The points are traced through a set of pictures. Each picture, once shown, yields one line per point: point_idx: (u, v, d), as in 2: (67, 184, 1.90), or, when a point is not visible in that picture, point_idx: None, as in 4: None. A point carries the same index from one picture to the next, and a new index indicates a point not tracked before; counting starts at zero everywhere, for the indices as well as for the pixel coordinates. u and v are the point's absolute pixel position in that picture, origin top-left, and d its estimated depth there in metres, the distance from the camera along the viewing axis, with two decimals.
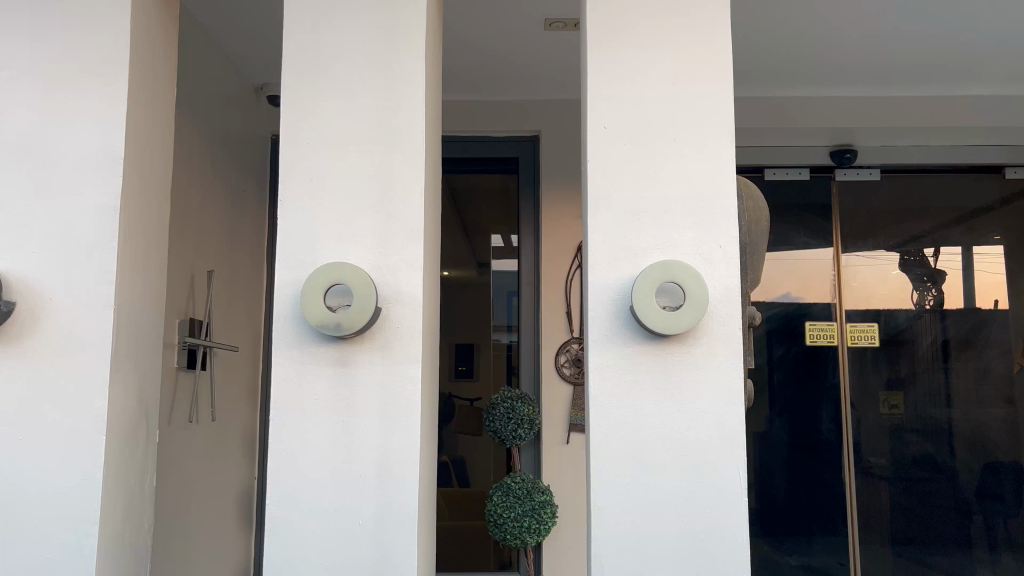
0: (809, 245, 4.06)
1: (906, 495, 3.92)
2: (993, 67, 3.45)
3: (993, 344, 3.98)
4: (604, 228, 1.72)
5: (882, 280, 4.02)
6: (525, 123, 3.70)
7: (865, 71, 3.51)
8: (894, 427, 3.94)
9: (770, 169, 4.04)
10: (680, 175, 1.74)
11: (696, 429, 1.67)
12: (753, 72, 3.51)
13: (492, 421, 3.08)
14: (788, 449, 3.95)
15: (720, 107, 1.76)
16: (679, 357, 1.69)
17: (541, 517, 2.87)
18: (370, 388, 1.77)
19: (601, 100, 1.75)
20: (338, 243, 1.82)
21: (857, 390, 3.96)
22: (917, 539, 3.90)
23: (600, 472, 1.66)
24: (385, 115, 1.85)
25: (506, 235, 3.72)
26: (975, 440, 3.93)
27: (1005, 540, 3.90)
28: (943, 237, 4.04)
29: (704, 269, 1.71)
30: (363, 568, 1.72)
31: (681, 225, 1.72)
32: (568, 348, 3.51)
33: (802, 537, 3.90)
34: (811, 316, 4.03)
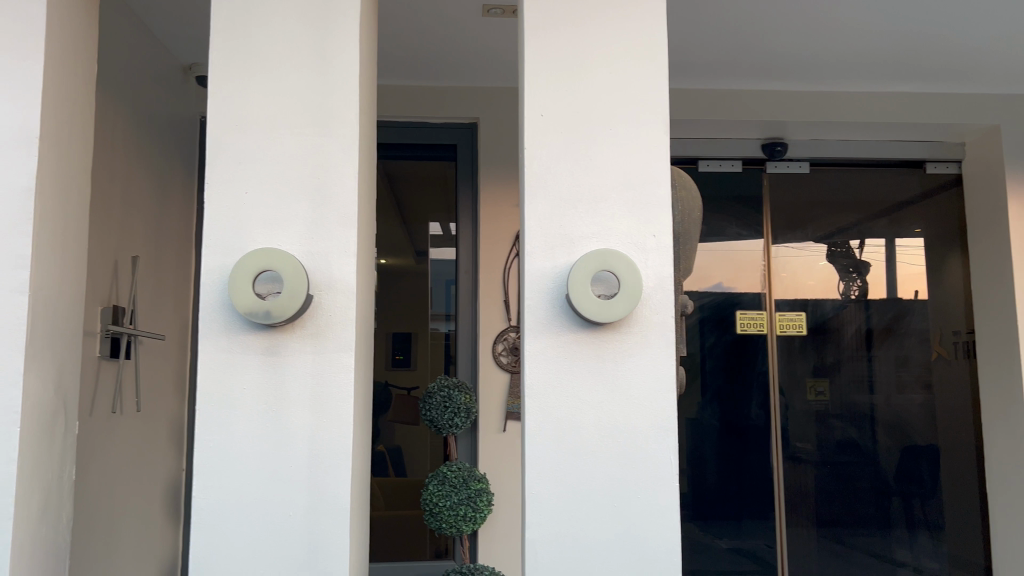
0: (741, 236, 4.15)
1: (831, 479, 4.06)
2: (918, 64, 3.55)
3: (913, 332, 4.14)
4: (540, 216, 1.72)
5: (810, 271, 4.14)
6: (462, 109, 3.68)
7: (798, 65, 3.58)
8: (820, 413, 4.07)
9: (704, 161, 4.15)
10: (615, 165, 1.74)
11: (631, 417, 1.69)
12: (689, 64, 3.55)
13: (428, 410, 3.06)
14: (719, 434, 4.04)
15: (655, 97, 1.77)
16: (613, 345, 1.70)
17: (477, 505, 2.86)
18: (301, 377, 1.74)
19: (538, 87, 1.75)
20: (268, 227, 1.77)
21: (785, 377, 4.08)
22: (840, 520, 4.04)
23: (536, 459, 1.66)
24: (318, 98, 1.81)
25: (445, 223, 3.69)
26: (894, 424, 4.09)
27: (923, 521, 4.06)
28: (867, 229, 4.19)
29: (638, 258, 1.72)
30: (293, 561, 1.69)
31: (616, 215, 1.73)
32: (506, 337, 3.50)
33: (732, 521, 3.99)
34: (742, 305, 4.12)
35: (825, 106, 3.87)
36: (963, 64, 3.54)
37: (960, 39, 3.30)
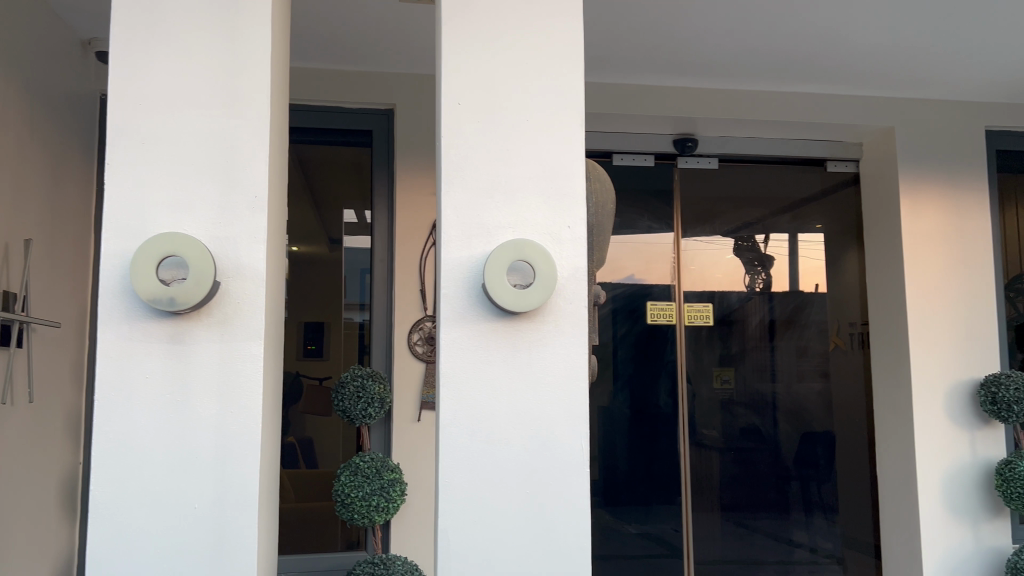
0: (652, 229, 4.25)
1: (734, 464, 4.22)
2: (823, 68, 3.69)
3: (812, 323, 4.34)
4: (456, 206, 1.71)
5: (718, 264, 4.29)
6: (378, 96, 3.62)
7: (710, 64, 3.66)
8: (725, 401, 4.22)
9: (618, 155, 4.22)
10: (531, 156, 1.75)
11: (544, 405, 1.71)
12: (605, 59, 3.59)
13: (341, 401, 3.02)
14: (629, 421, 4.14)
15: (570, 89, 1.78)
16: (527, 334, 1.72)
17: (390, 496, 2.85)
18: (208, 366, 1.69)
19: (453, 74, 1.75)
20: (172, 211, 1.71)
21: (693, 366, 4.21)
22: (742, 504, 4.20)
23: (449, 447, 1.67)
24: (228, 80, 1.76)
25: (360, 211, 3.64)
26: (793, 411, 4.28)
27: (819, 504, 4.26)
28: (771, 224, 4.37)
29: (552, 248, 1.74)
30: (197, 555, 1.64)
31: (531, 205, 1.74)
32: (422, 326, 3.48)
33: (640, 506, 4.09)
34: (652, 296, 4.22)
35: (735, 104, 3.97)
36: (862, 69, 3.70)
37: (863, 45, 3.43)
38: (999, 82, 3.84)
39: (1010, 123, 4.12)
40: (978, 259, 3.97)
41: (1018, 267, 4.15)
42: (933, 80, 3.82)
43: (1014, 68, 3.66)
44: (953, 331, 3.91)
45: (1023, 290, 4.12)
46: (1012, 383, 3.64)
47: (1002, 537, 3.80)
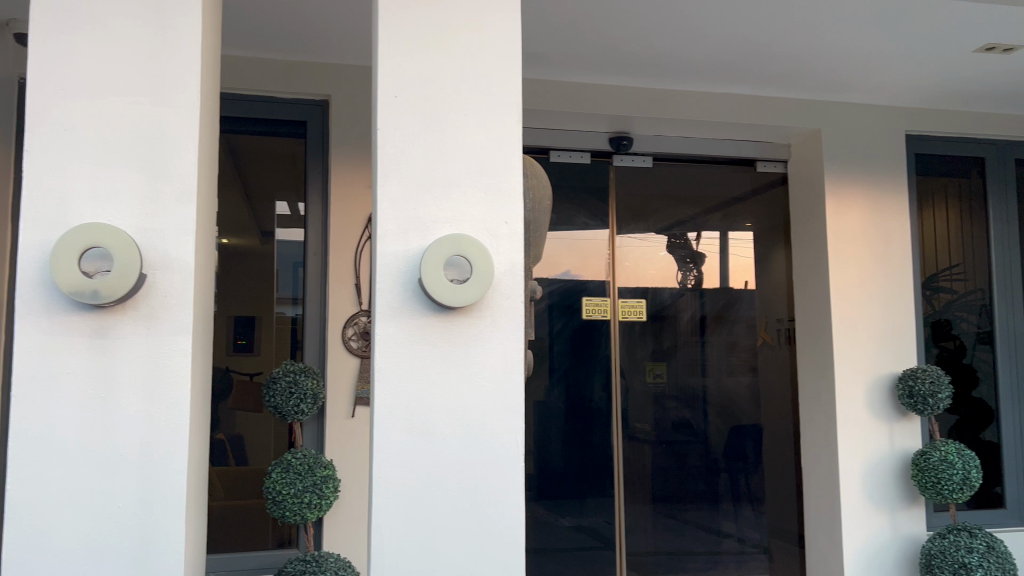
0: (588, 226, 4.29)
1: (666, 457, 4.30)
2: (753, 71, 3.77)
3: (741, 319, 4.46)
4: (393, 199, 1.70)
5: (651, 260, 4.36)
6: (312, 87, 3.56)
7: (646, 66, 3.70)
8: (657, 395, 4.30)
9: (555, 152, 4.24)
10: (469, 151, 1.75)
11: (480, 401, 1.71)
12: (542, 57, 3.59)
13: (272, 397, 2.97)
14: (564, 416, 4.18)
15: (508, 85, 1.79)
16: (463, 329, 1.71)
17: (323, 492, 2.81)
18: (133, 361, 1.64)
19: (390, 67, 1.73)
20: (97, 201, 1.65)
21: (626, 360, 4.27)
22: (672, 496, 4.28)
23: (385, 443, 1.65)
24: (155, 66, 1.70)
25: (293, 203, 3.58)
26: (723, 405, 4.40)
27: (746, 494, 4.40)
28: (703, 223, 4.47)
29: (490, 244, 1.74)
30: (121, 555, 1.59)
31: (468, 200, 1.74)
32: (357, 321, 3.44)
33: (575, 500, 4.14)
34: (587, 292, 4.27)
35: (670, 104, 4.02)
36: (790, 73, 3.80)
37: (792, 50, 3.51)
38: (919, 88, 3.99)
39: (929, 127, 4.29)
40: (898, 258, 4.14)
41: (935, 266, 4.32)
42: (858, 85, 3.94)
43: (934, 75, 3.81)
44: (874, 327, 4.06)
45: (939, 287, 4.30)
46: (928, 378, 3.80)
47: (917, 525, 3.97)
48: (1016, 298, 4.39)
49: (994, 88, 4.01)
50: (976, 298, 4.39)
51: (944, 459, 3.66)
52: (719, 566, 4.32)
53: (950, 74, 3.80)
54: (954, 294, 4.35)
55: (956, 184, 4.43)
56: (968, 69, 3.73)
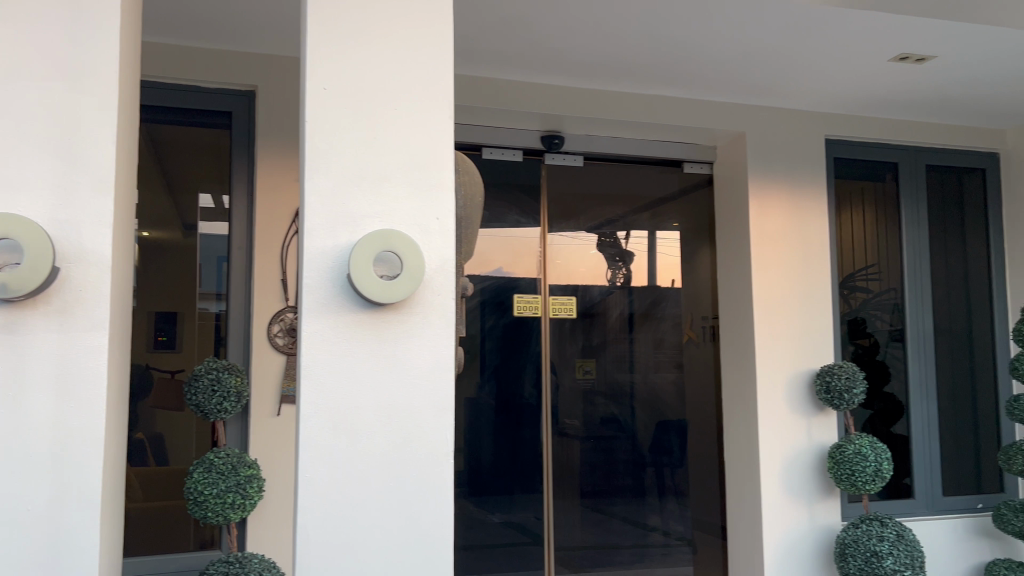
0: (520, 223, 4.31)
1: (594, 452, 4.35)
2: (681, 74, 3.84)
3: (667, 317, 4.54)
4: (322, 193, 1.67)
5: (581, 259, 4.40)
6: (238, 77, 3.47)
7: (577, 67, 3.73)
8: (586, 391, 4.35)
9: (487, 149, 4.22)
10: (400, 145, 1.73)
11: (409, 398, 1.69)
12: (475, 55, 3.58)
13: (194, 395, 2.89)
14: (494, 412, 4.19)
15: (440, 80, 1.77)
16: (393, 326, 1.70)
17: (247, 492, 2.75)
18: (44, 357, 1.56)
19: (320, 59, 1.70)
20: (5, 190, 1.58)
21: (556, 357, 4.31)
22: (600, 491, 4.34)
23: (312, 439, 1.63)
24: (70, 50, 1.63)
25: (217, 196, 3.48)
26: (650, 400, 4.48)
27: (672, 488, 4.48)
28: (632, 222, 4.54)
29: (420, 239, 1.72)
30: (30, 561, 1.52)
31: (399, 196, 1.72)
32: (283, 318, 3.38)
33: (504, 495, 4.15)
34: (519, 289, 4.29)
35: (601, 103, 4.05)
36: (717, 77, 3.88)
37: (720, 55, 3.59)
38: (837, 95, 4.14)
39: (846, 133, 4.45)
40: (817, 259, 4.28)
41: (852, 266, 4.49)
42: (782, 90, 4.06)
43: (852, 82, 3.95)
44: (794, 325, 4.20)
45: (854, 287, 4.48)
46: (844, 374, 3.95)
47: (832, 516, 4.12)
48: (925, 297, 4.59)
49: (907, 96, 4.19)
50: (890, 297, 4.57)
51: (858, 452, 3.82)
52: (644, 559, 4.40)
53: (868, 81, 3.95)
54: (868, 293, 4.52)
55: (871, 188, 4.61)
56: (884, 77, 3.88)
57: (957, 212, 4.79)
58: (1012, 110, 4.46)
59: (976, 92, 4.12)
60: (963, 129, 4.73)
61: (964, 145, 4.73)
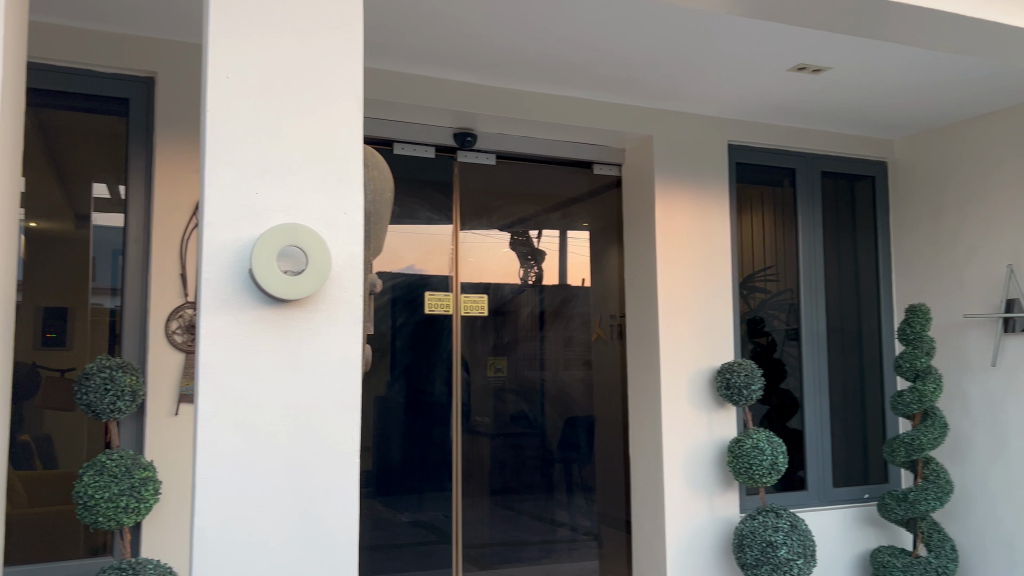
0: (432, 221, 4.28)
1: (503, 449, 4.37)
2: (591, 76, 3.90)
3: (577, 315, 4.62)
4: (223, 185, 1.61)
5: (493, 257, 4.42)
6: (136, 62, 3.32)
7: (490, 65, 3.73)
8: (496, 388, 4.37)
9: (399, 144, 4.17)
10: (307, 138, 1.69)
11: (314, 396, 1.65)
12: (386, 49, 3.54)
13: (84, 394, 2.74)
14: (404, 411, 4.15)
15: (349, 73, 1.74)
16: (297, 323, 1.65)
17: (141, 495, 2.64)
18: None
19: (222, 47, 1.65)
20: None
21: (466, 354, 4.31)
22: (509, 487, 4.36)
23: (210, 439, 1.57)
24: None
25: (113, 186, 3.33)
26: (559, 397, 4.54)
27: (579, 484, 4.54)
28: (543, 221, 4.57)
29: (327, 235, 1.68)
30: None
31: (306, 189, 1.67)
32: (182, 314, 3.26)
33: (412, 494, 4.12)
34: (429, 287, 4.26)
35: (514, 102, 4.07)
36: (625, 80, 3.95)
37: (628, 59, 3.66)
38: (739, 101, 4.29)
39: (747, 139, 4.62)
40: (720, 260, 4.42)
41: (752, 267, 4.66)
42: (688, 96, 4.17)
43: (753, 89, 4.10)
44: (697, 324, 4.33)
45: (754, 288, 4.65)
46: (743, 371, 4.10)
47: (731, 509, 4.27)
48: (818, 298, 4.81)
49: (804, 105, 4.38)
50: (786, 298, 4.77)
51: (755, 446, 3.96)
52: (552, 554, 4.45)
53: (768, 89, 4.10)
54: (767, 294, 4.70)
55: (770, 192, 4.79)
56: (784, 85, 4.03)
57: (849, 217, 5.04)
58: (899, 122, 4.72)
59: (868, 103, 4.33)
60: (855, 139, 4.99)
61: (855, 153, 4.99)
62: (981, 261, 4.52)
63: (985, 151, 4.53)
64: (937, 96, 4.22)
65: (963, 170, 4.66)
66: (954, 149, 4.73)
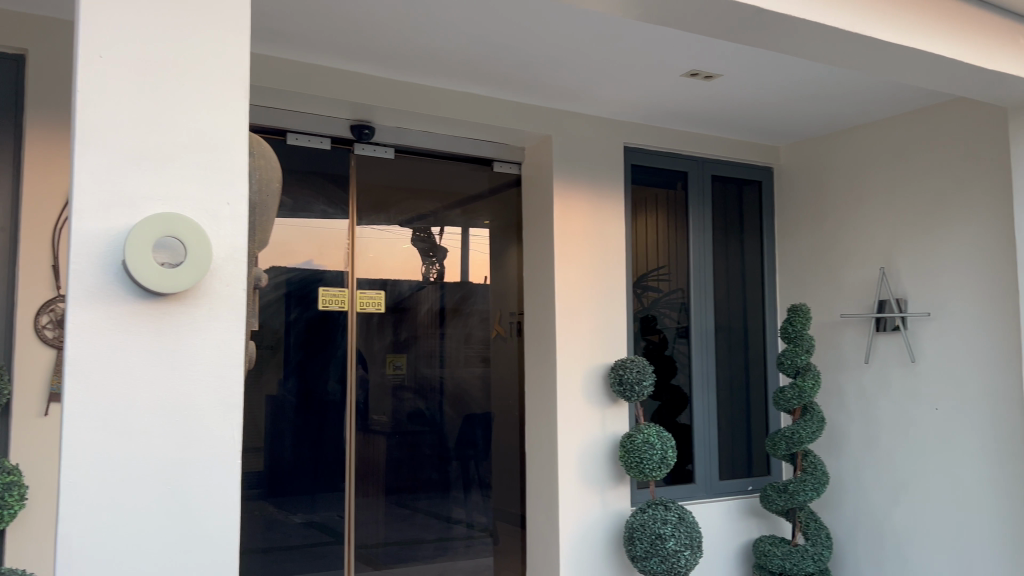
0: (327, 214, 4.17)
1: (399, 448, 4.32)
2: (490, 73, 3.89)
3: (475, 312, 4.62)
4: (94, 170, 1.51)
5: (392, 252, 4.36)
6: (4, 38, 3.10)
7: (388, 57, 3.68)
8: (394, 386, 4.32)
9: (292, 135, 4.10)
10: (188, 125, 1.61)
11: (192, 393, 1.57)
12: (280, 36, 3.43)
13: None
14: (296, 409, 4.04)
15: (234, 59, 1.67)
16: (175, 317, 1.56)
17: (4, 501, 2.46)
18: None
19: (94, 24, 1.54)
20: None
21: (362, 351, 4.23)
22: (405, 486, 4.31)
23: (76, 441, 1.46)
24: None
25: None
26: (457, 395, 4.53)
27: (475, 481, 4.55)
28: (443, 218, 4.54)
29: (209, 226, 1.61)
30: None
31: (186, 177, 1.59)
32: (53, 308, 3.07)
33: (305, 495, 4.02)
34: (325, 282, 4.16)
35: (413, 96, 4.03)
36: (524, 79, 3.97)
37: (528, 58, 3.69)
38: (635, 104, 4.39)
39: (642, 142, 4.74)
40: (616, 259, 4.51)
41: (645, 267, 4.78)
42: (586, 97, 4.24)
43: (648, 93, 4.20)
44: (592, 321, 4.40)
45: (648, 286, 4.77)
46: (636, 367, 4.20)
47: (622, 502, 4.37)
48: (708, 297, 4.98)
49: (696, 110, 4.52)
50: (677, 297, 4.91)
51: (646, 441, 4.06)
52: (447, 552, 4.43)
53: (662, 93, 4.21)
54: (659, 293, 4.83)
55: (664, 194, 4.93)
56: (677, 89, 4.15)
57: (737, 219, 5.24)
58: (784, 129, 4.94)
59: (757, 109, 4.51)
60: (743, 144, 5.19)
61: (744, 158, 5.19)
62: (857, 264, 4.78)
63: (863, 160, 4.79)
64: (819, 106, 4.43)
65: (841, 178, 4.92)
66: (833, 157, 4.98)
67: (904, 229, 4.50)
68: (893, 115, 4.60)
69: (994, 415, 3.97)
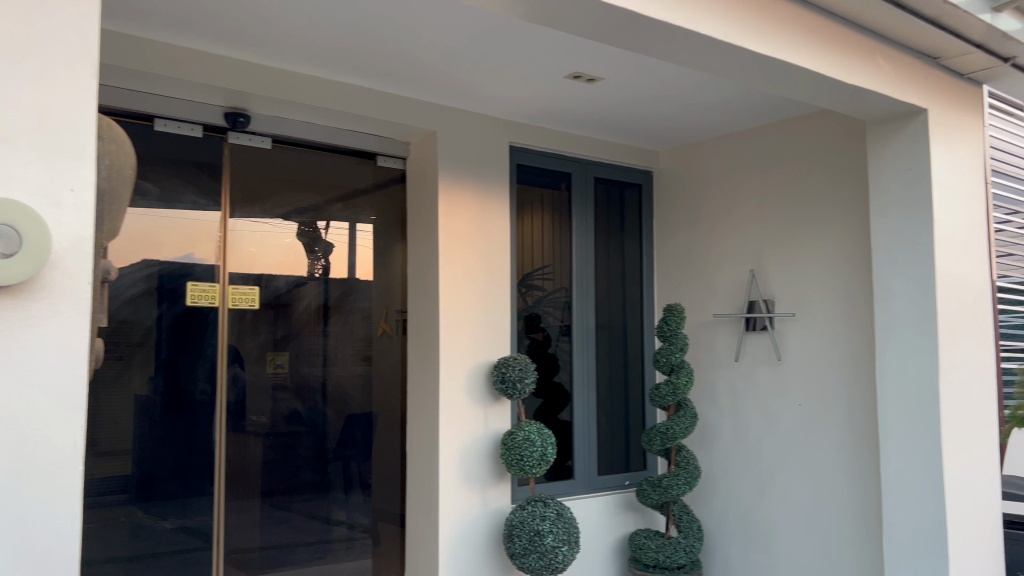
0: (197, 205, 3.97)
1: (275, 449, 4.17)
2: (371, 64, 3.80)
3: (357, 309, 4.52)
4: None
5: (270, 246, 4.21)
6: None
7: (263, 42, 3.53)
8: (275, 385, 4.19)
9: (161, 120, 3.82)
10: (28, 103, 1.48)
11: (28, 393, 1.44)
12: (145, 15, 3.22)
13: None
14: (164, 410, 3.82)
15: (79, 35, 1.54)
16: (6, 313, 1.43)
17: None
18: None
19: None
20: None
21: (236, 349, 4.06)
22: (280, 489, 4.17)
23: None
24: None
25: None
26: (338, 394, 4.42)
27: (356, 481, 4.46)
28: (324, 211, 4.43)
29: (48, 213, 1.48)
30: None
31: (23, 160, 1.46)
32: None
33: (173, 500, 3.81)
34: (194, 276, 3.96)
35: (292, 85, 3.89)
36: (406, 71, 3.91)
37: (412, 51, 3.63)
38: (519, 103, 4.40)
39: (527, 141, 4.76)
40: (500, 258, 4.52)
41: (529, 266, 4.80)
42: (470, 93, 4.21)
43: (532, 92, 4.21)
44: (476, 319, 4.39)
45: (532, 285, 4.81)
46: (517, 365, 4.21)
47: (502, 500, 4.39)
48: (590, 296, 5.06)
49: (580, 111, 4.58)
50: (560, 296, 4.97)
51: (526, 438, 4.08)
52: (326, 555, 4.32)
53: (545, 93, 4.24)
54: (543, 291, 4.88)
55: (549, 194, 4.98)
56: (560, 89, 4.18)
57: (619, 221, 5.35)
58: (664, 134, 5.08)
59: (637, 113, 4.61)
60: (625, 148, 5.31)
61: (626, 162, 5.32)
62: (729, 266, 4.98)
63: (736, 167, 4.98)
64: (696, 112, 4.58)
65: (718, 184, 5.10)
66: (709, 163, 5.17)
67: (772, 234, 4.72)
68: (765, 125, 4.81)
69: (850, 410, 4.22)
